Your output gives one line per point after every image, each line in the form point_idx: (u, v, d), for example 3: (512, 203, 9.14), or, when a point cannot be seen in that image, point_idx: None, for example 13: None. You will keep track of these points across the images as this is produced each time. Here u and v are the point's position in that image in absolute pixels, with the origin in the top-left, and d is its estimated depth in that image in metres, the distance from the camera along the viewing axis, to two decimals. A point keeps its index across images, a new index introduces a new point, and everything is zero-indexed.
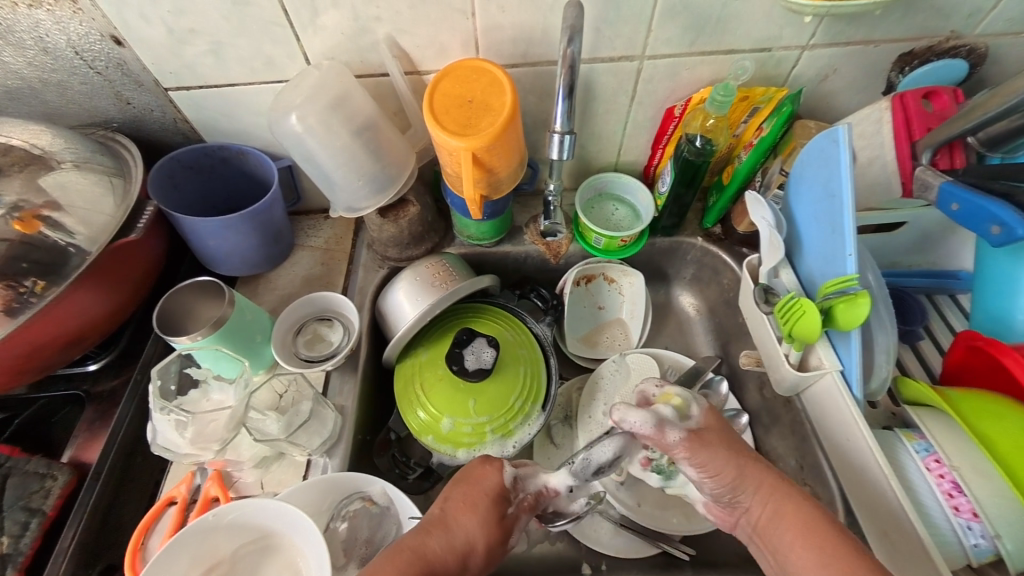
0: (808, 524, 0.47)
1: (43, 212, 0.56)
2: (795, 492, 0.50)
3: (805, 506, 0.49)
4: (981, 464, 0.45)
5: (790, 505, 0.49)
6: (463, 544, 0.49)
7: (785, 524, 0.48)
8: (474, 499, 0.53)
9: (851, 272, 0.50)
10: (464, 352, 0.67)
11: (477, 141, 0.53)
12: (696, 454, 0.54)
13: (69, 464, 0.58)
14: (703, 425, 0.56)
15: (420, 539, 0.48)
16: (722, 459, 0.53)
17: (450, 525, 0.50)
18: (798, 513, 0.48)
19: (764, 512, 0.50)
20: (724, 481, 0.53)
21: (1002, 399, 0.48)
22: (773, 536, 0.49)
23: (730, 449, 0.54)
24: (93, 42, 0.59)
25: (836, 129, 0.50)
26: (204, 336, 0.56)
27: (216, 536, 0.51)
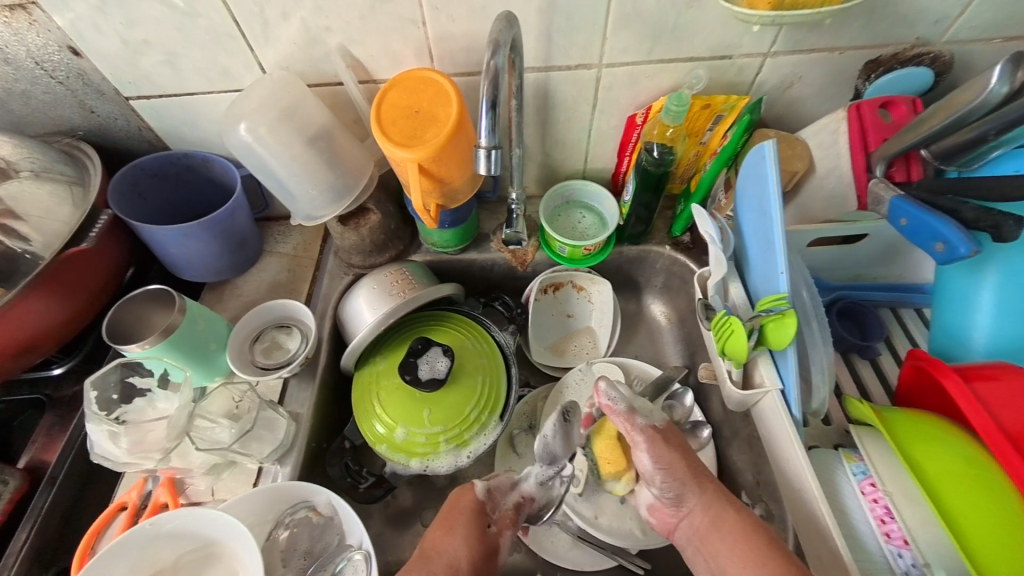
0: (749, 533, 0.49)
1: (5, 220, 0.59)
2: (740, 508, 0.51)
3: (746, 517, 0.50)
4: (912, 491, 0.46)
5: (736, 518, 0.50)
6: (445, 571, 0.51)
7: (726, 532, 0.50)
8: (452, 527, 0.54)
9: (783, 291, 0.50)
10: (418, 362, 0.66)
11: (423, 153, 0.53)
12: (654, 447, 0.56)
13: (23, 469, 0.58)
14: (665, 427, 0.58)
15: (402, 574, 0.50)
16: (675, 462, 0.55)
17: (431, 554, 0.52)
18: (739, 525, 0.50)
19: (708, 519, 0.51)
20: (672, 483, 0.54)
21: (937, 424, 0.48)
22: (713, 545, 0.50)
23: (681, 453, 0.56)
24: (51, 52, 0.59)
25: (763, 145, 0.51)
26: (152, 344, 0.56)
27: (157, 544, 0.51)
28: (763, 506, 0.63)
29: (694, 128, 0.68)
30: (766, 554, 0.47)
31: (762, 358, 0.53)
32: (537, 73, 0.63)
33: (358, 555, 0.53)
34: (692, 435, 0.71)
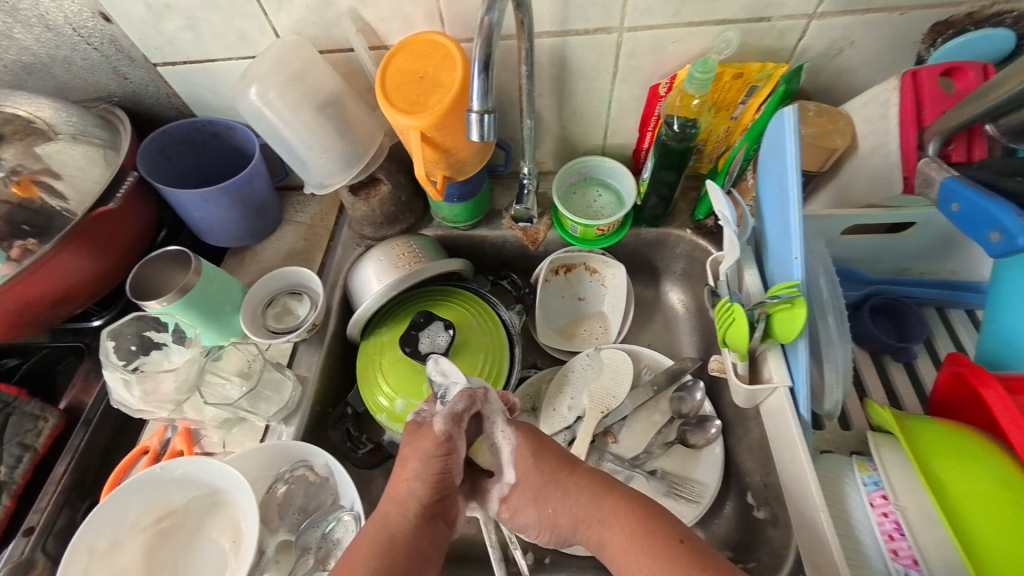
0: (637, 535, 0.46)
1: (40, 177, 0.63)
2: (614, 497, 0.49)
3: (635, 520, 0.47)
4: (929, 509, 0.42)
5: (613, 520, 0.48)
6: (437, 446, 0.51)
7: (614, 553, 0.47)
8: (424, 435, 0.52)
9: (798, 278, 0.46)
10: (419, 335, 0.67)
11: (425, 120, 0.52)
12: (518, 503, 0.53)
13: (62, 408, 0.64)
14: (518, 468, 0.53)
15: (398, 497, 0.50)
16: (541, 484, 0.52)
17: (417, 451, 0.51)
18: (622, 525, 0.47)
19: (594, 545, 0.49)
20: (554, 534, 0.52)
21: (969, 439, 0.43)
22: (611, 559, 0.48)
23: (546, 468, 0.53)
24: (86, 19, 0.62)
25: (786, 113, 0.46)
26: (169, 302, 0.60)
27: (169, 486, 0.55)
28: (768, 509, 0.60)
29: (725, 100, 0.62)
30: (661, 552, 0.44)
31: (773, 352, 0.49)
32: (552, 38, 0.59)
33: (349, 515, 0.55)
34: (700, 430, 0.67)
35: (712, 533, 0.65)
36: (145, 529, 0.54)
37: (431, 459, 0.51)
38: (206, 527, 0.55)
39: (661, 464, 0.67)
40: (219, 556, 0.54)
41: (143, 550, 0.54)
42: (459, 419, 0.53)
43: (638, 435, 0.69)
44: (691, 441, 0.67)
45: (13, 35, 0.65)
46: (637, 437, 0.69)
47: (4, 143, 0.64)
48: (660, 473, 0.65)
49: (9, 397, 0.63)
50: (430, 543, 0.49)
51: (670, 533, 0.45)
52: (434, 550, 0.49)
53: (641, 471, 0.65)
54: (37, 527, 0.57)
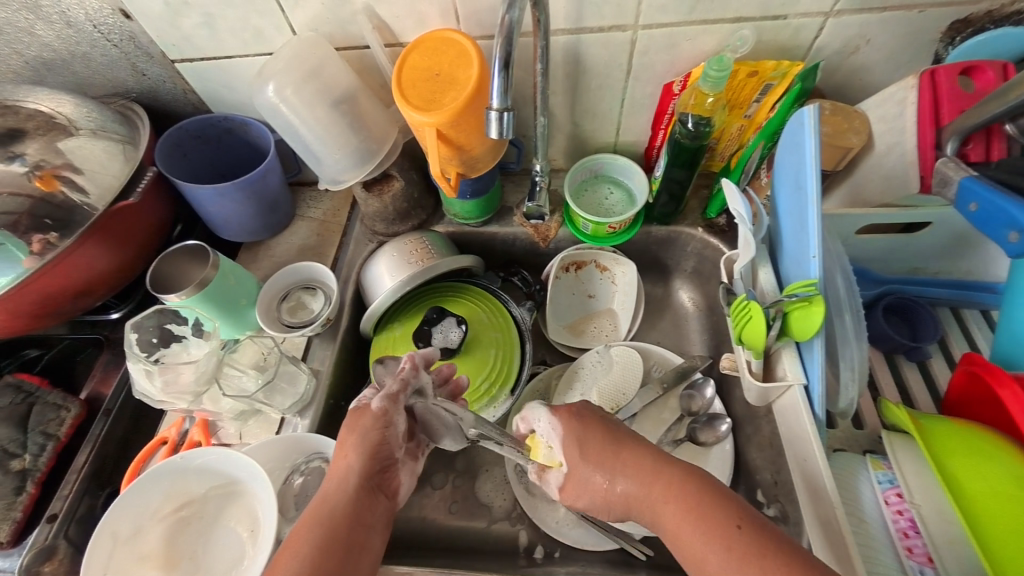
0: (706, 511, 0.45)
1: (61, 172, 0.64)
2: (675, 472, 0.49)
3: (696, 495, 0.46)
4: (944, 508, 0.42)
5: (678, 492, 0.47)
6: (376, 419, 0.53)
7: (676, 528, 0.46)
8: (362, 415, 0.53)
9: (814, 276, 0.46)
10: (432, 330, 0.69)
11: (441, 117, 0.52)
12: (575, 483, 0.54)
13: (82, 399, 0.65)
14: (563, 444, 0.55)
15: (339, 471, 0.50)
16: (589, 455, 0.54)
17: (353, 425, 0.53)
18: (688, 497, 0.46)
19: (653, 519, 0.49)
20: (617, 511, 0.53)
21: (987, 439, 0.43)
22: (670, 535, 0.46)
23: (592, 441, 0.54)
24: (105, 15, 0.63)
25: (805, 111, 0.46)
26: (188, 295, 0.60)
27: (189, 476, 0.56)
28: (778, 507, 0.60)
29: (738, 98, 0.62)
30: (724, 528, 0.43)
31: (786, 351, 0.49)
32: (565, 36, 0.59)
33: None
34: (709, 428, 0.67)
35: None
36: (165, 517, 0.56)
37: (369, 431, 0.52)
38: (224, 517, 0.56)
39: None
40: (236, 545, 0.55)
41: (163, 538, 0.55)
42: (397, 397, 0.55)
43: (647, 431, 0.70)
44: (701, 439, 0.67)
45: (34, 32, 0.66)
46: (646, 434, 0.69)
47: (28, 139, 0.65)
48: None
49: (32, 387, 0.65)
50: (369, 512, 0.49)
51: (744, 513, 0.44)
52: (375, 521, 0.49)
53: None
54: (60, 515, 0.59)
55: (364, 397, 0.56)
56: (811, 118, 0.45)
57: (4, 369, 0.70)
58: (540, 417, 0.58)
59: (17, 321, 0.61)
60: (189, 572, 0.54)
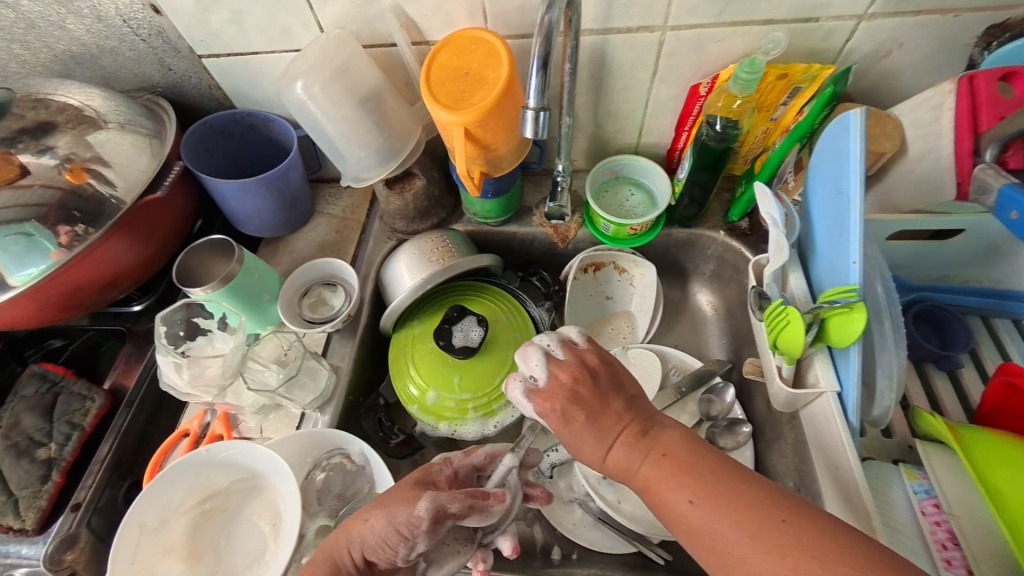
0: (682, 465, 0.42)
1: (91, 165, 0.63)
2: (651, 429, 0.46)
3: (676, 446, 0.44)
4: (985, 520, 0.43)
5: (655, 446, 0.44)
6: (407, 523, 0.46)
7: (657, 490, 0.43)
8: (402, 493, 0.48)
9: (854, 282, 0.47)
10: (452, 328, 0.68)
11: (469, 116, 0.53)
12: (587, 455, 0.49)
13: (107, 390, 0.66)
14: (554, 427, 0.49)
15: (352, 529, 0.47)
16: (571, 421, 0.48)
17: (393, 506, 0.47)
18: (666, 450, 0.44)
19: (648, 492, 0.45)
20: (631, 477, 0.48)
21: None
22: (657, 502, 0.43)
23: (573, 406, 0.48)
24: (136, 11, 0.63)
25: (848, 116, 0.47)
26: (213, 289, 0.61)
27: (213, 469, 0.57)
28: None
29: (766, 101, 0.62)
30: (705, 478, 0.40)
31: (819, 357, 0.51)
32: (593, 36, 0.59)
33: None
34: (729, 432, 0.66)
35: None
36: (189, 509, 0.56)
37: (392, 530, 0.46)
38: (248, 510, 0.57)
39: None
40: (259, 539, 0.55)
41: (188, 529, 0.56)
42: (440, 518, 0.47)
43: None
44: (720, 444, 0.67)
45: (64, 26, 0.67)
46: None
47: (57, 132, 0.64)
48: None
49: (57, 377, 0.66)
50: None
51: (723, 465, 0.41)
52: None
53: None
54: (84, 504, 0.59)
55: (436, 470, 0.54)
56: (859, 122, 0.45)
57: (30, 358, 0.71)
58: (519, 400, 0.51)
59: (45, 312, 0.62)
60: (212, 564, 0.54)
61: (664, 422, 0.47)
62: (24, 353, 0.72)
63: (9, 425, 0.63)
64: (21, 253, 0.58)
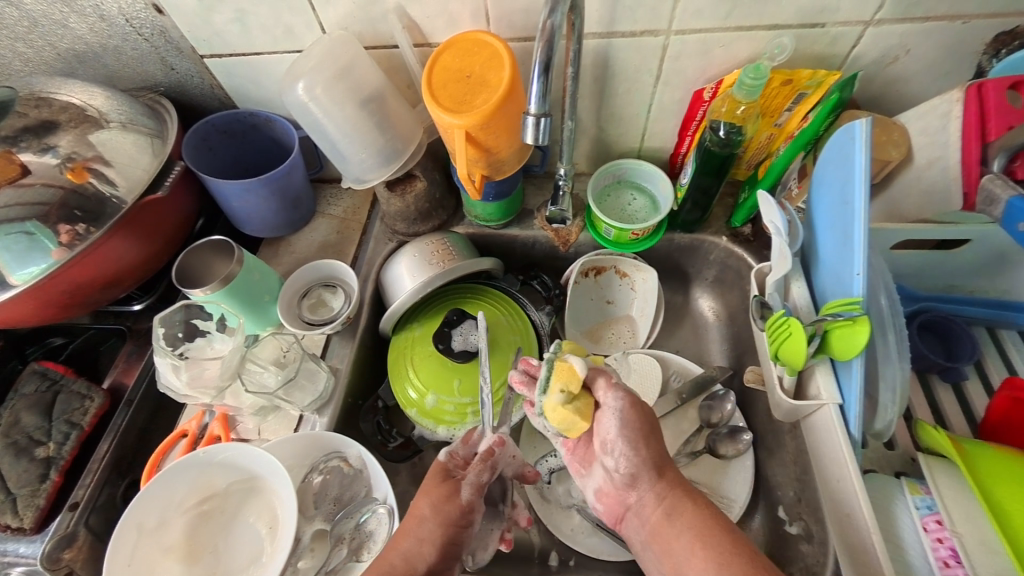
0: (709, 537, 0.45)
1: (92, 164, 0.63)
2: (696, 496, 0.48)
3: (704, 512, 0.47)
4: (990, 539, 0.42)
5: (692, 510, 0.47)
6: (461, 513, 0.50)
7: (684, 531, 0.46)
8: (448, 495, 0.51)
9: (858, 294, 0.46)
10: (452, 332, 0.70)
11: (471, 120, 0.52)
12: (628, 413, 0.50)
13: (106, 389, 0.66)
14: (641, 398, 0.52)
15: (407, 545, 0.47)
16: (640, 434, 0.50)
17: (438, 507, 0.49)
18: (700, 518, 0.46)
19: (660, 510, 0.48)
20: (623, 497, 0.51)
21: None
22: (668, 538, 0.47)
23: (649, 426, 0.51)
24: (139, 10, 0.63)
25: (855, 124, 0.47)
26: (212, 290, 0.61)
27: (210, 470, 0.57)
28: (801, 525, 0.59)
29: (771, 107, 0.61)
30: (721, 547, 0.44)
31: (822, 368, 0.51)
32: (598, 39, 0.59)
33: (383, 508, 0.56)
34: (730, 440, 0.66)
35: None
36: (188, 510, 0.56)
37: (449, 527, 0.49)
38: (245, 512, 0.57)
39: (688, 473, 0.66)
40: (255, 541, 0.55)
41: (186, 531, 0.56)
42: (482, 487, 0.53)
43: (665, 442, 0.69)
44: (720, 452, 0.66)
45: (68, 25, 0.67)
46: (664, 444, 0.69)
47: (60, 131, 0.64)
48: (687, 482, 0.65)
49: (57, 375, 0.66)
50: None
51: (748, 548, 0.44)
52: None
53: None
54: (82, 503, 0.59)
55: (455, 468, 0.54)
56: (866, 129, 0.45)
57: (31, 356, 0.72)
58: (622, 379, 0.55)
59: (47, 309, 0.62)
60: (209, 566, 0.54)
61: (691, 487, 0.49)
62: (24, 351, 0.72)
63: (9, 423, 0.63)
64: (21, 252, 0.58)
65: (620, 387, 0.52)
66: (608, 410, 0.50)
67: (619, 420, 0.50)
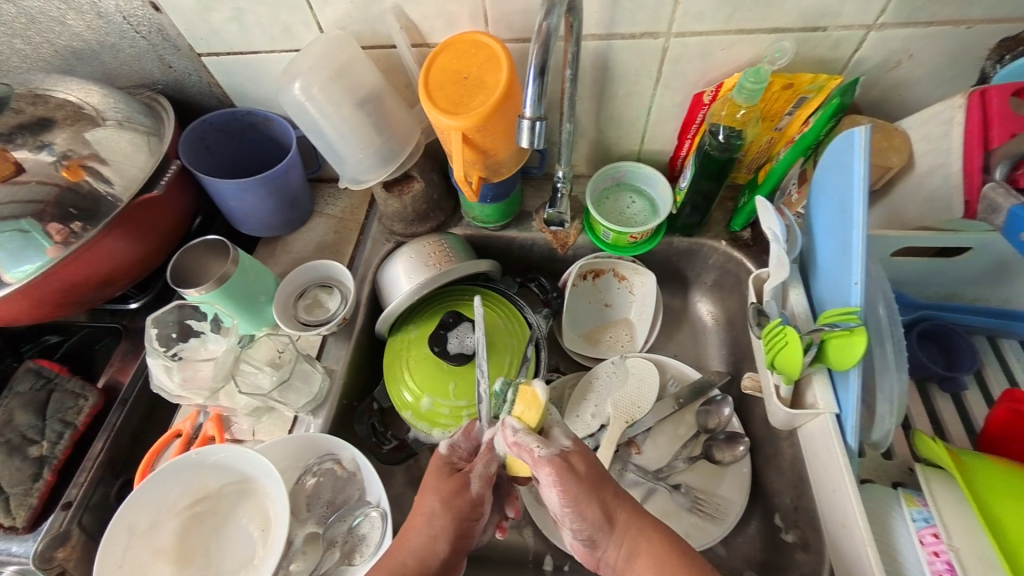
0: (666, 565, 0.45)
1: (88, 162, 0.62)
2: (650, 528, 0.48)
3: (662, 539, 0.47)
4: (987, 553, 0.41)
5: (650, 544, 0.46)
6: (471, 507, 0.50)
7: (643, 570, 0.46)
8: (457, 490, 0.50)
9: (856, 304, 0.46)
10: (448, 335, 0.69)
11: (467, 122, 0.52)
12: (561, 482, 0.47)
13: (100, 388, 0.66)
14: (569, 458, 0.48)
15: (421, 544, 0.47)
16: (580, 498, 0.47)
17: (448, 503, 0.49)
18: (654, 548, 0.46)
19: (621, 554, 0.47)
20: (589, 549, 0.49)
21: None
22: None
23: (587, 483, 0.48)
24: (136, 8, 0.63)
25: (854, 132, 0.46)
26: (207, 290, 0.61)
27: (204, 472, 0.56)
28: (798, 533, 0.58)
29: (771, 111, 0.60)
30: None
31: (819, 376, 0.50)
32: (597, 41, 0.58)
33: (375, 512, 0.56)
34: (727, 446, 0.66)
35: (734, 551, 0.63)
36: (180, 512, 0.56)
37: (461, 522, 0.49)
38: (238, 515, 0.57)
39: (685, 477, 0.66)
40: (247, 543, 0.55)
41: (178, 533, 0.55)
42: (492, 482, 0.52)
43: (662, 447, 0.68)
44: (717, 457, 0.66)
45: (65, 22, 0.66)
46: (661, 450, 0.68)
47: (56, 128, 0.63)
48: (683, 488, 0.65)
49: (52, 373, 0.66)
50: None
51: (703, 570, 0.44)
52: None
53: (664, 485, 0.65)
54: (75, 502, 0.59)
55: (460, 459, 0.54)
56: (865, 137, 0.44)
57: (26, 354, 0.72)
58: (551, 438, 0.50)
59: (40, 309, 0.62)
60: (200, 568, 0.54)
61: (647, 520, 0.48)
62: (20, 349, 0.72)
63: (2, 421, 0.63)
64: (16, 249, 0.58)
65: (547, 456, 0.47)
66: (546, 487, 0.47)
67: (556, 492, 0.47)
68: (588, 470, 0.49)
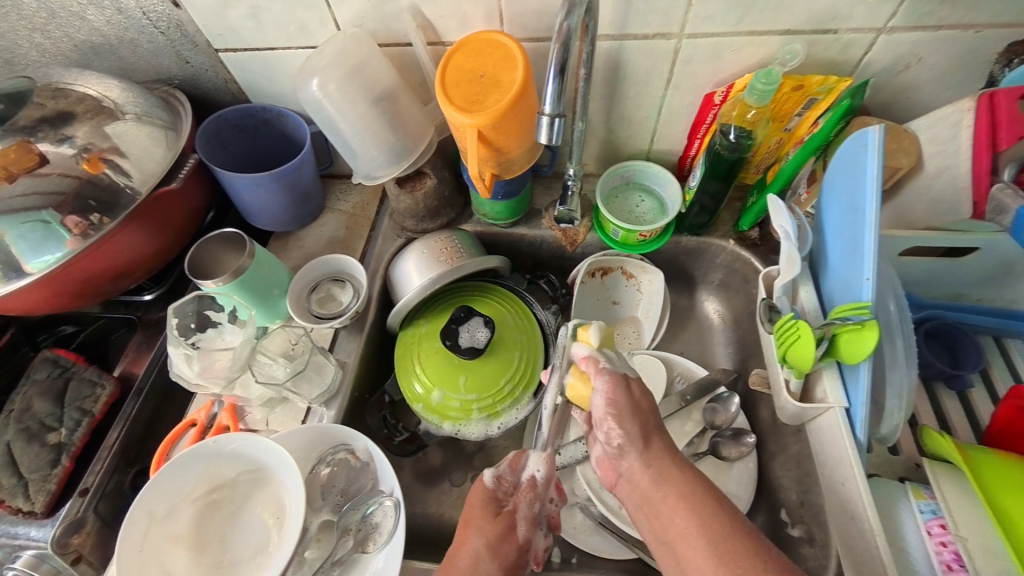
0: (693, 495, 0.44)
1: (108, 155, 0.63)
2: (681, 461, 0.47)
3: (690, 477, 0.46)
4: (992, 543, 0.43)
5: (678, 473, 0.46)
6: (517, 553, 0.52)
7: (670, 497, 0.45)
8: (505, 537, 0.52)
9: (866, 299, 0.47)
10: (459, 328, 0.67)
11: (483, 119, 0.53)
12: (613, 389, 0.50)
13: (116, 377, 0.67)
14: (628, 379, 0.52)
15: None
16: (625, 410, 0.49)
17: (495, 548, 0.51)
18: (683, 479, 0.45)
19: (648, 475, 0.47)
20: (615, 465, 0.50)
21: None
22: (654, 505, 0.46)
23: (634, 403, 0.50)
24: (155, 4, 0.64)
25: (866, 133, 0.47)
26: (224, 282, 0.61)
27: (219, 461, 0.57)
28: (804, 528, 0.59)
29: (781, 111, 0.61)
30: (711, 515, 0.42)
31: (827, 372, 0.51)
32: (609, 41, 0.59)
33: (389, 501, 0.57)
34: (734, 442, 0.67)
35: None
36: (196, 500, 0.57)
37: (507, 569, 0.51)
38: (252, 503, 0.57)
39: None
40: (262, 531, 0.56)
41: (193, 520, 0.56)
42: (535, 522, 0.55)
43: None
44: (724, 453, 0.67)
45: (85, 16, 0.67)
46: None
47: (76, 121, 0.64)
48: None
49: (68, 363, 0.67)
50: None
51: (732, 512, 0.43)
52: None
53: None
54: (92, 488, 0.60)
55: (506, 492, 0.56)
56: (876, 136, 0.45)
57: (42, 344, 0.73)
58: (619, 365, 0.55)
59: (58, 298, 0.63)
60: (217, 555, 0.55)
61: (679, 458, 0.48)
62: (36, 339, 0.73)
63: (21, 409, 0.64)
64: (37, 241, 0.58)
65: (608, 369, 0.52)
66: (597, 392, 0.51)
67: (605, 398, 0.50)
68: (641, 395, 0.51)
